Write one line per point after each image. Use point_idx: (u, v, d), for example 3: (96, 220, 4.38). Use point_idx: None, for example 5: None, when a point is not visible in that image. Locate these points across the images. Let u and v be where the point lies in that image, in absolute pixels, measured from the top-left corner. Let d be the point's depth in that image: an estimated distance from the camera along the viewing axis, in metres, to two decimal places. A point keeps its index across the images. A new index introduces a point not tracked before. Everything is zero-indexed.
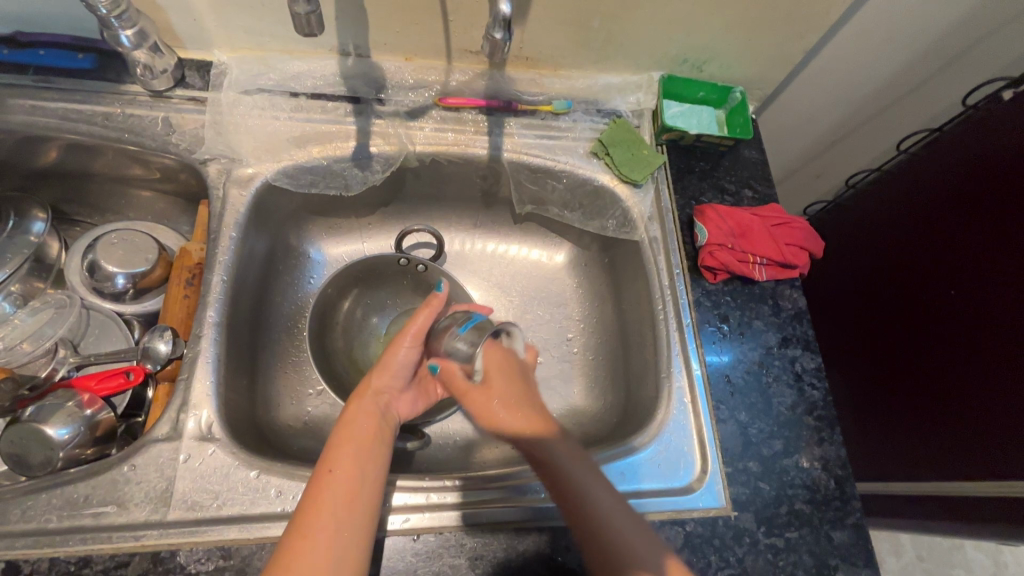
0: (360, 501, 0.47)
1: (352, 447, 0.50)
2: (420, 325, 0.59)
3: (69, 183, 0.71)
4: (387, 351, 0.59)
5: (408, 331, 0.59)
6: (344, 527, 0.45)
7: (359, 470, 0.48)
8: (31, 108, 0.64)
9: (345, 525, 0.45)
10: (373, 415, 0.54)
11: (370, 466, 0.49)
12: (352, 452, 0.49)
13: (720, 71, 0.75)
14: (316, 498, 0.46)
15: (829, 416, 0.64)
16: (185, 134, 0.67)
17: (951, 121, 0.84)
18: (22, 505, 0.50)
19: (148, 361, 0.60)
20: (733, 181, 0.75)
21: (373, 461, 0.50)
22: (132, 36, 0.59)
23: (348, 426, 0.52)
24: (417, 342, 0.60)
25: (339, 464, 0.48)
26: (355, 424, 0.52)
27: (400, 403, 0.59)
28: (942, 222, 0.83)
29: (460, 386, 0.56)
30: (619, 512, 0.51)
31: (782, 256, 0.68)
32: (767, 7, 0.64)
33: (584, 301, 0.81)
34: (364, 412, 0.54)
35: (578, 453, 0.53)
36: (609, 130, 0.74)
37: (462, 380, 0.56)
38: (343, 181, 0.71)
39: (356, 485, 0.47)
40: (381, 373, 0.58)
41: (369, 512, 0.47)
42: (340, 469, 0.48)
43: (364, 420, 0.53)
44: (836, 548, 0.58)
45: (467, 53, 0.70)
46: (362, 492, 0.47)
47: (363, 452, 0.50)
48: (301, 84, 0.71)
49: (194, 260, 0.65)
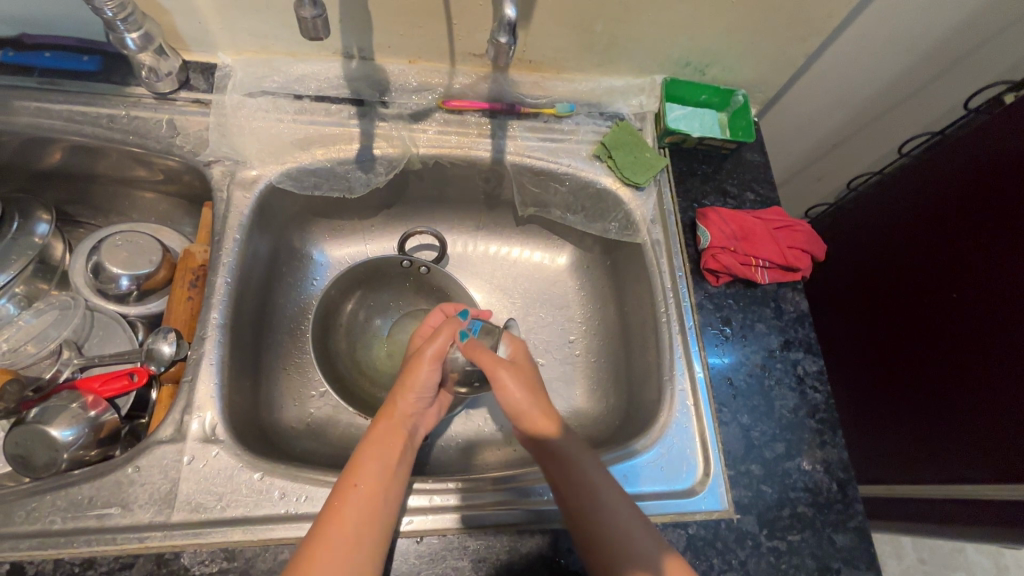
0: (382, 517, 0.48)
1: (373, 464, 0.51)
2: (440, 346, 0.59)
3: (73, 185, 0.71)
4: (410, 368, 0.58)
5: (428, 352, 0.58)
6: (363, 542, 0.45)
7: (382, 486, 0.50)
8: (36, 110, 0.64)
9: (366, 540, 0.46)
10: (396, 432, 0.55)
11: (390, 485, 0.50)
12: (377, 468, 0.50)
13: (723, 75, 0.75)
14: (339, 510, 0.47)
15: (831, 419, 0.64)
16: (189, 136, 0.67)
17: (952, 124, 0.86)
18: (26, 507, 0.51)
19: (152, 362, 0.59)
20: (735, 184, 0.75)
21: (393, 481, 0.51)
22: (138, 39, 0.59)
23: (373, 443, 0.53)
24: (436, 364, 0.59)
25: (363, 479, 0.49)
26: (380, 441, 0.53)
27: (423, 421, 0.60)
28: (943, 226, 0.83)
29: (485, 358, 0.58)
30: (636, 526, 0.51)
31: (784, 259, 0.68)
32: (770, 11, 0.64)
33: (586, 303, 0.81)
34: (387, 430, 0.55)
35: (593, 464, 0.55)
36: (612, 133, 0.74)
37: (488, 354, 0.58)
38: (346, 183, 0.71)
39: (378, 501, 0.48)
40: (406, 396, 0.57)
41: (387, 529, 0.48)
42: (363, 484, 0.49)
43: (388, 438, 0.54)
44: (838, 551, 0.58)
45: (470, 56, 0.70)
46: (384, 508, 0.48)
47: (387, 469, 0.51)
48: (305, 87, 0.71)
49: (198, 262, 0.65)
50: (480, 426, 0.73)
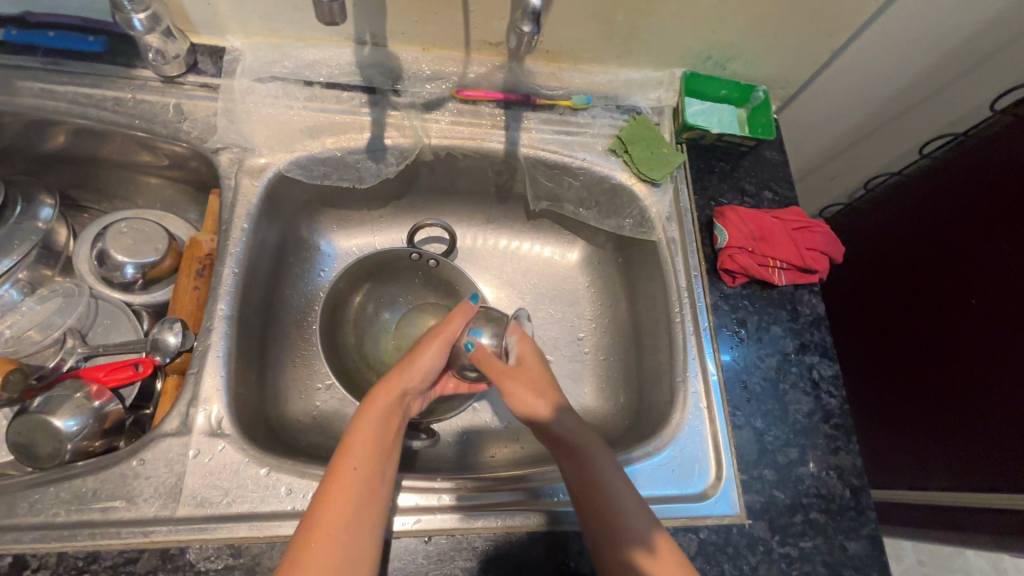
0: (378, 500, 0.46)
1: (366, 444, 0.49)
2: (455, 330, 0.59)
3: (76, 168, 0.69)
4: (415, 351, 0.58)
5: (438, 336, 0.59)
6: (361, 526, 0.44)
7: (378, 469, 0.48)
8: (40, 92, 0.62)
9: (363, 522, 0.44)
10: (390, 411, 0.53)
11: (383, 465, 0.48)
12: (372, 450, 0.48)
13: (744, 69, 0.73)
14: (335, 497, 0.44)
15: (846, 424, 0.63)
16: (196, 122, 0.65)
17: (977, 125, 0.83)
18: (29, 498, 0.50)
19: (157, 352, 0.58)
20: (753, 182, 0.73)
21: (386, 461, 0.49)
22: (145, 20, 0.57)
23: (367, 423, 0.50)
24: (446, 348, 0.59)
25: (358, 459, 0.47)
26: (373, 421, 0.51)
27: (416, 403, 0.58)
28: (964, 229, 0.81)
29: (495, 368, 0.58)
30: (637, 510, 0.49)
31: (803, 261, 0.67)
32: (798, 4, 0.62)
33: (597, 300, 0.80)
34: (382, 408, 0.52)
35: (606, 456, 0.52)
36: (629, 127, 0.72)
37: (498, 361, 0.58)
38: (356, 173, 0.70)
39: (376, 484, 0.47)
40: (404, 374, 0.56)
41: (383, 509, 0.46)
42: (360, 467, 0.47)
43: (383, 416, 0.52)
44: (850, 558, 0.57)
45: (486, 45, 0.68)
46: (380, 491, 0.47)
47: (381, 449, 0.49)
48: (316, 73, 0.69)
49: (204, 251, 0.64)
50: (487, 422, 0.72)
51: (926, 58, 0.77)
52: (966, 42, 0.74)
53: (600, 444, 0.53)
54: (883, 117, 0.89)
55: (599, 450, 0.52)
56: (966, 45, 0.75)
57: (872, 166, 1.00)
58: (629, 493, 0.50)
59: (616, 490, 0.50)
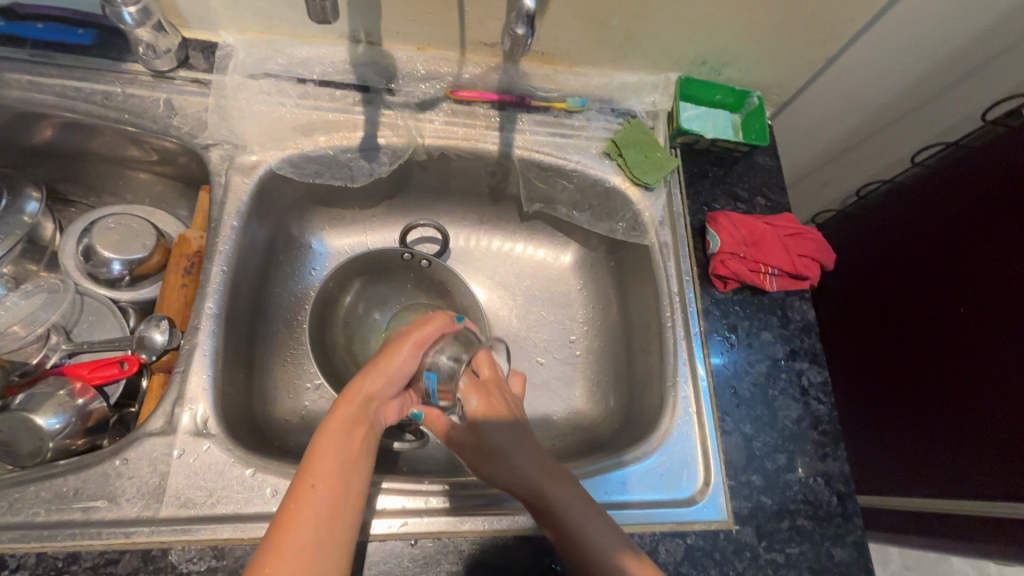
0: (345, 516, 0.42)
1: (330, 459, 0.44)
2: (427, 335, 0.55)
3: (64, 162, 0.68)
4: (385, 351, 0.54)
5: (412, 336, 0.54)
6: (326, 547, 0.40)
7: (343, 486, 0.44)
8: (27, 84, 0.62)
9: (326, 541, 0.40)
10: (357, 423, 0.49)
11: (349, 482, 0.44)
12: (337, 465, 0.44)
13: (739, 75, 0.73)
14: (296, 514, 0.41)
15: (834, 432, 0.63)
16: (187, 117, 0.65)
17: (968, 135, 0.82)
18: (7, 498, 0.49)
19: (142, 351, 0.58)
20: (746, 188, 0.74)
21: (353, 477, 0.45)
22: (136, 13, 0.56)
23: (331, 434, 0.46)
24: (417, 352, 0.55)
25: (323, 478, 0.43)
26: (336, 433, 0.47)
27: (389, 410, 0.54)
28: (958, 236, 0.81)
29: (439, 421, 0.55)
30: (604, 534, 0.49)
31: (793, 266, 0.67)
32: (792, 11, 0.62)
33: (589, 302, 0.80)
34: (348, 419, 0.48)
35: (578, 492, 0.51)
36: (623, 130, 0.72)
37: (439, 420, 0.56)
38: (349, 172, 0.69)
39: (340, 500, 0.43)
40: (376, 376, 0.52)
41: (351, 526, 0.43)
42: (323, 484, 0.43)
43: (348, 426, 0.48)
44: (836, 565, 0.57)
45: (482, 46, 0.68)
46: (346, 508, 0.43)
47: (349, 464, 0.45)
48: (309, 70, 0.68)
49: (193, 248, 0.63)
50: None
51: (919, 68, 0.77)
52: (959, 53, 0.75)
53: (567, 487, 0.51)
54: (877, 123, 0.89)
55: (567, 495, 0.50)
56: (959, 56, 0.75)
57: (865, 173, 1.00)
58: (593, 517, 0.50)
59: (586, 525, 0.49)
